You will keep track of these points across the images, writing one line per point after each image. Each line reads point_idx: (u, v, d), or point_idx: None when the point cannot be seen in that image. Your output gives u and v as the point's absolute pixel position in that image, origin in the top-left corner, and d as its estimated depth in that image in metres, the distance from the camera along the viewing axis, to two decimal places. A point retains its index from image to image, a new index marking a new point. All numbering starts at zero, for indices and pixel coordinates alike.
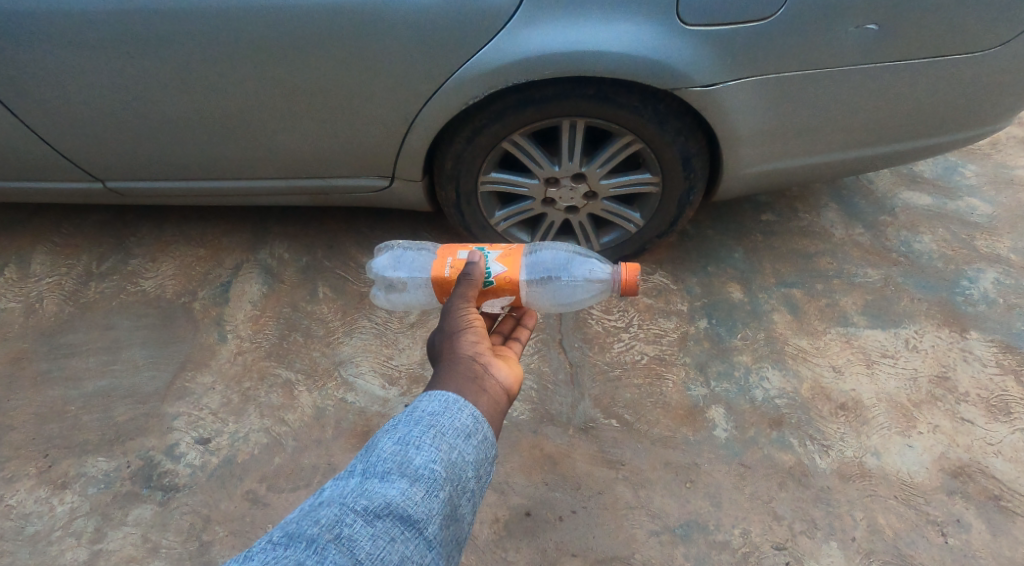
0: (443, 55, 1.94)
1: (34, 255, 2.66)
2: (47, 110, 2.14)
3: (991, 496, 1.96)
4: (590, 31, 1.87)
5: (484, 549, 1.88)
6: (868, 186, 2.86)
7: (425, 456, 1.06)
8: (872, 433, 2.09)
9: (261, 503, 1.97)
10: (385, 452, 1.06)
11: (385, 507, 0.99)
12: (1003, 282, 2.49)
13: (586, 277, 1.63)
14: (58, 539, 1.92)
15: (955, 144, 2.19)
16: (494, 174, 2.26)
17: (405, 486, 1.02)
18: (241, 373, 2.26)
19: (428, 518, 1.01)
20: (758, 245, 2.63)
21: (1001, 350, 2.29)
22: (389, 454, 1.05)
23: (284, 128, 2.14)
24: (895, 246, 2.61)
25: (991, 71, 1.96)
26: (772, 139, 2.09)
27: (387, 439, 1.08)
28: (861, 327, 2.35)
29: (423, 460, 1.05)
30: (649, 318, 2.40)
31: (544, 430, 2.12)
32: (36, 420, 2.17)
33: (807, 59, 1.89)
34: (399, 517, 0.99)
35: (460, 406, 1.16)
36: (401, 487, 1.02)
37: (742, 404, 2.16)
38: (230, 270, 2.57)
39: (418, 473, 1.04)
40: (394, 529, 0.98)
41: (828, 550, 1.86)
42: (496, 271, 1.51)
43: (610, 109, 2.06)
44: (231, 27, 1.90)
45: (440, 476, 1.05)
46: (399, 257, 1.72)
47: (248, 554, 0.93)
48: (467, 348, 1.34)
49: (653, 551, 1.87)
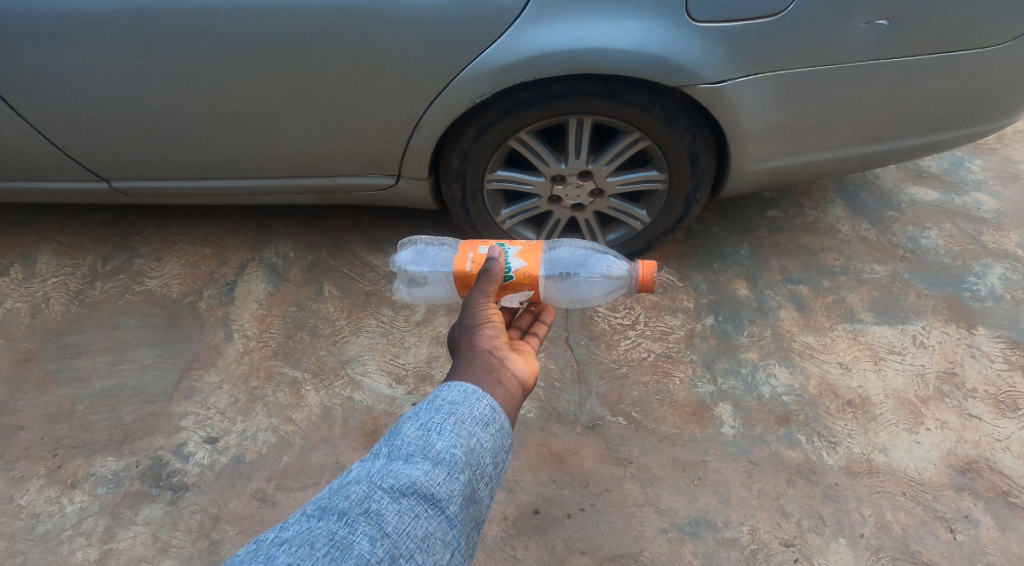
0: (450, 52, 1.94)
1: (38, 254, 2.66)
2: (51, 110, 2.14)
3: (1000, 493, 1.96)
4: (597, 28, 1.87)
5: (493, 547, 1.88)
6: (874, 182, 2.85)
7: (446, 441, 1.06)
8: (880, 429, 2.09)
9: (270, 502, 1.97)
10: (408, 436, 1.06)
11: (409, 485, 1.00)
12: (1010, 277, 2.48)
13: (604, 273, 1.65)
14: (68, 538, 1.92)
15: (961, 140, 2.18)
16: (501, 172, 2.26)
17: (427, 468, 1.02)
18: (249, 372, 2.26)
19: (449, 498, 1.01)
20: (764, 242, 2.63)
21: (1008, 346, 2.28)
22: (412, 438, 1.06)
23: (289, 128, 2.14)
24: (902, 242, 2.61)
25: (998, 68, 1.96)
26: (779, 137, 2.09)
27: (409, 424, 1.08)
28: (867, 323, 2.35)
29: (444, 445, 1.06)
30: (656, 315, 2.39)
31: (552, 428, 2.11)
32: (44, 420, 2.17)
33: (817, 54, 1.89)
34: (423, 496, 1.00)
35: (478, 396, 1.16)
36: (424, 468, 1.02)
37: (750, 401, 2.16)
38: (235, 269, 2.57)
39: (440, 456, 1.04)
40: (418, 507, 0.98)
41: (837, 547, 1.86)
42: (516, 266, 1.53)
43: (618, 106, 2.06)
44: (237, 28, 1.90)
45: (460, 459, 1.05)
46: (420, 252, 1.73)
47: (282, 525, 0.96)
48: (484, 341, 1.34)
49: (662, 548, 1.87)
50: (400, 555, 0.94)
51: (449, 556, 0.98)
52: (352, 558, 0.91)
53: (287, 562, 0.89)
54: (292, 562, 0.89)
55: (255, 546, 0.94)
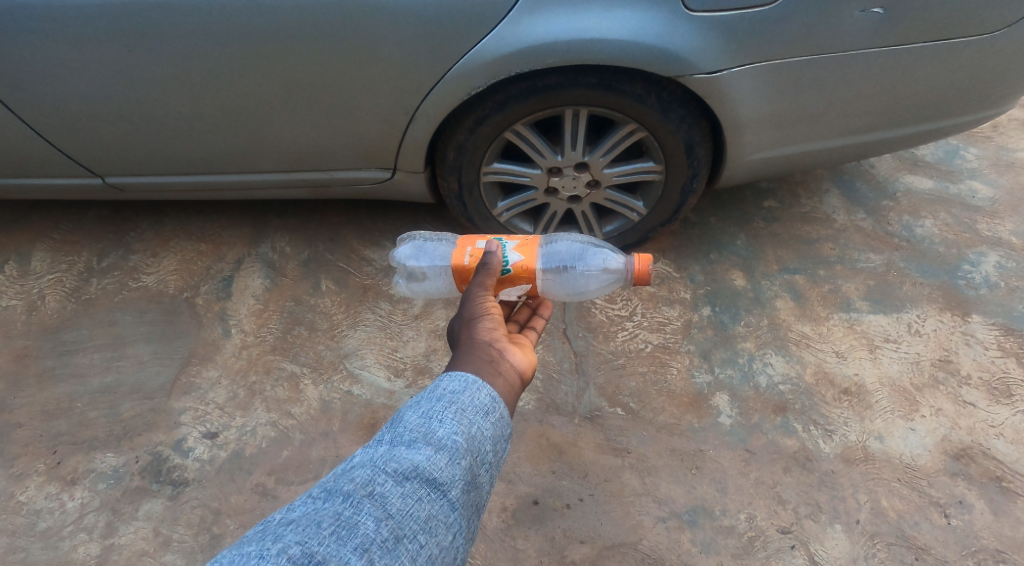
0: (445, 43, 1.93)
1: (33, 252, 2.64)
2: (45, 105, 2.12)
3: (993, 478, 1.98)
4: (593, 19, 1.87)
5: (493, 537, 1.89)
6: (869, 171, 2.86)
7: (447, 428, 1.07)
8: (875, 417, 2.10)
9: (270, 495, 1.98)
10: (410, 423, 1.07)
11: (412, 469, 1.01)
12: (1005, 265, 2.50)
13: (601, 267, 1.65)
14: (69, 534, 1.93)
15: (958, 127, 2.19)
16: (497, 165, 2.26)
17: (430, 453, 1.03)
18: (247, 367, 2.26)
19: (451, 482, 1.02)
20: (760, 232, 2.63)
21: (1002, 333, 2.30)
22: (414, 425, 1.07)
23: (284, 121, 2.13)
24: (897, 231, 2.62)
25: (993, 55, 1.96)
26: (775, 126, 2.09)
27: (412, 412, 1.09)
28: (863, 312, 2.36)
29: (446, 431, 1.07)
30: (653, 306, 2.40)
31: (551, 420, 2.13)
32: (42, 417, 2.18)
33: (814, 43, 1.88)
34: (425, 480, 1.01)
35: (478, 385, 1.17)
36: (427, 453, 1.03)
37: (746, 390, 2.17)
38: (232, 264, 2.56)
39: (442, 442, 1.05)
40: (421, 490, 1.00)
41: (833, 533, 1.88)
42: (514, 259, 1.53)
43: (612, 97, 2.05)
44: (232, 21, 1.89)
45: (462, 446, 1.06)
46: (420, 246, 1.73)
47: (289, 507, 0.97)
48: (484, 334, 1.35)
49: (661, 536, 1.89)
50: (404, 535, 0.95)
51: (451, 538, 0.99)
52: (358, 537, 0.92)
53: (295, 539, 0.90)
54: (300, 541, 0.90)
55: (262, 526, 0.94)
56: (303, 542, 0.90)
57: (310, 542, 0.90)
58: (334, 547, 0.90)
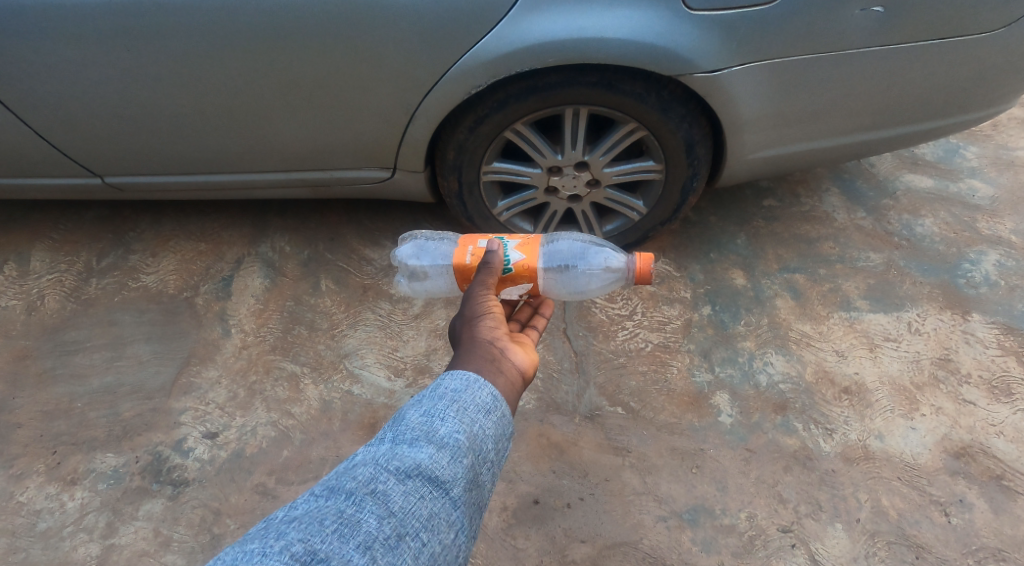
0: (445, 42, 1.92)
1: (32, 252, 2.64)
2: (44, 105, 2.11)
3: (993, 476, 1.98)
4: (593, 17, 1.86)
5: (493, 537, 1.89)
6: (869, 170, 2.86)
7: (449, 426, 1.07)
8: (875, 416, 2.10)
9: (270, 495, 1.98)
10: (412, 421, 1.07)
11: (414, 467, 1.01)
12: (1004, 263, 2.50)
13: (602, 266, 1.64)
14: (69, 534, 1.92)
15: (957, 126, 2.19)
16: (497, 164, 2.26)
17: (432, 451, 1.03)
18: (247, 367, 2.26)
19: (453, 480, 1.02)
20: (760, 231, 2.63)
21: (1002, 332, 2.30)
22: (416, 424, 1.07)
23: (284, 121, 2.12)
24: (897, 230, 2.62)
25: (993, 54, 1.97)
26: (775, 125, 2.09)
27: (413, 411, 1.09)
28: (863, 311, 2.36)
29: (448, 430, 1.06)
30: (653, 305, 2.40)
31: (551, 419, 2.12)
32: (42, 417, 2.17)
33: (814, 42, 1.88)
34: (427, 478, 1.00)
35: (479, 384, 1.17)
36: (429, 451, 1.03)
37: (746, 389, 2.17)
38: (231, 264, 2.56)
39: (444, 440, 1.05)
40: (423, 488, 1.00)
41: (833, 531, 1.88)
42: (515, 259, 1.53)
43: (613, 96, 2.05)
44: (231, 21, 1.88)
45: (464, 444, 1.06)
46: (421, 245, 1.73)
47: (291, 504, 0.96)
48: (485, 333, 1.34)
49: (662, 536, 1.89)
50: (406, 533, 0.95)
51: (453, 536, 0.99)
52: (361, 535, 0.92)
53: (298, 537, 0.90)
54: (302, 538, 0.90)
55: (265, 524, 0.94)
56: (306, 540, 0.90)
57: (312, 540, 0.90)
58: (337, 545, 0.90)
